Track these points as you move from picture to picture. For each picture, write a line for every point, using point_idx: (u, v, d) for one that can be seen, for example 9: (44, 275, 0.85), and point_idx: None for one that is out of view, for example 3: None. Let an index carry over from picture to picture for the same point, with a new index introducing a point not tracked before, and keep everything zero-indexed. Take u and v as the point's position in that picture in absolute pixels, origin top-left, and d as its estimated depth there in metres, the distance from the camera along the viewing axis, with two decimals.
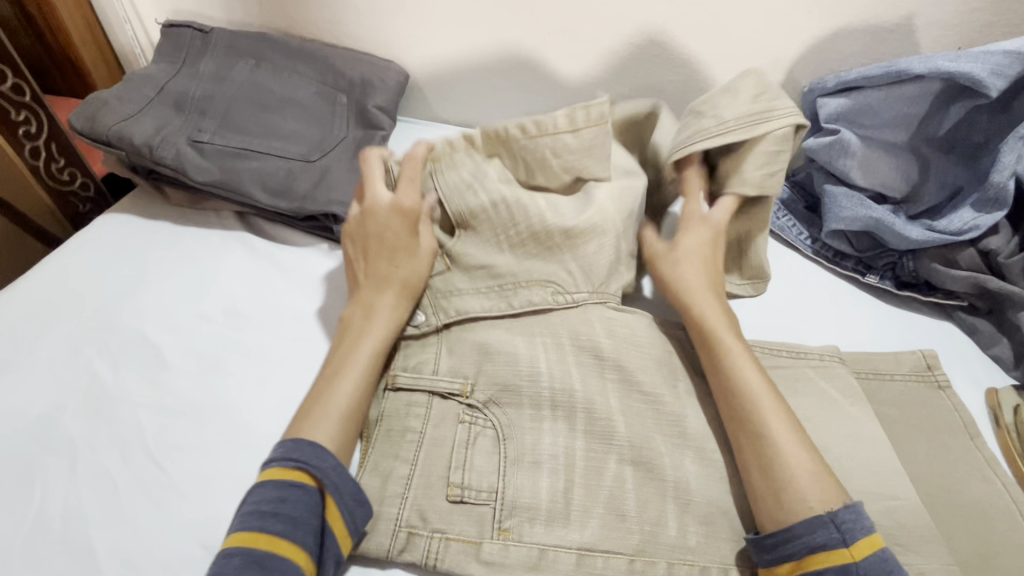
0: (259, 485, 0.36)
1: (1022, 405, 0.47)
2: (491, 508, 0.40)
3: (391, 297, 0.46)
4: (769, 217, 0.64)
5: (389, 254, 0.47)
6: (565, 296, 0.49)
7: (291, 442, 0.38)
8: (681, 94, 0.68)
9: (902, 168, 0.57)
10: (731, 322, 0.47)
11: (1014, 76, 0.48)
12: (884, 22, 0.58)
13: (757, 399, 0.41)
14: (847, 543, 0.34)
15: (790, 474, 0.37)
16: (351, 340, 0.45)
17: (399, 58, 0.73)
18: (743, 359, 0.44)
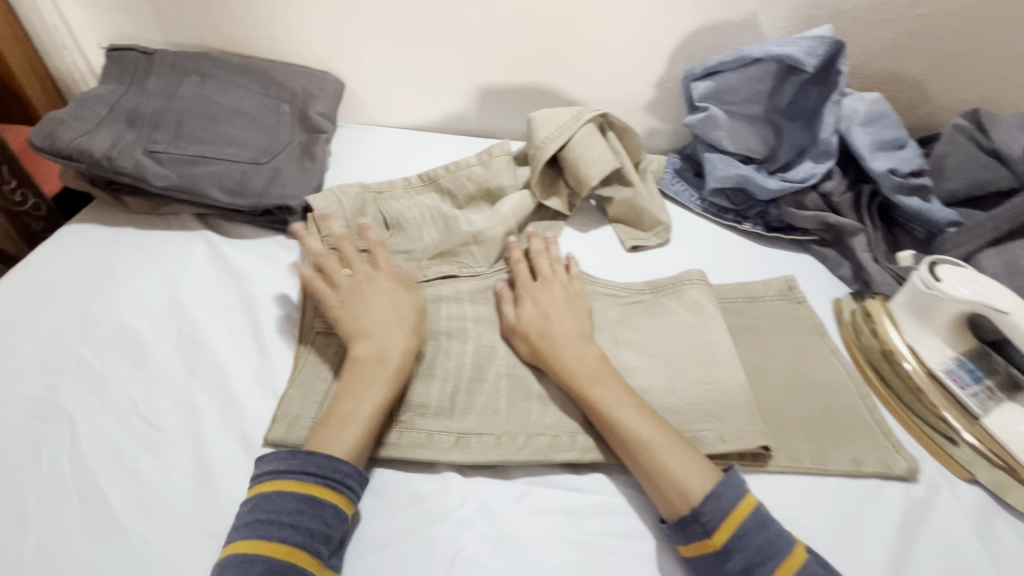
0: (274, 495, 0.42)
1: (856, 307, 0.61)
2: (389, 409, 0.49)
3: (397, 345, 0.51)
4: (665, 185, 0.77)
5: (379, 314, 0.54)
6: (470, 269, 0.64)
7: (304, 456, 0.43)
8: (583, 86, 0.80)
9: (760, 134, 0.71)
10: (586, 363, 0.50)
11: (823, 55, 0.62)
12: (733, 18, 0.71)
13: (638, 433, 0.45)
14: (720, 527, 0.41)
15: (679, 485, 0.43)
16: (363, 384, 0.48)
17: (334, 69, 0.81)
18: (610, 411, 0.47)
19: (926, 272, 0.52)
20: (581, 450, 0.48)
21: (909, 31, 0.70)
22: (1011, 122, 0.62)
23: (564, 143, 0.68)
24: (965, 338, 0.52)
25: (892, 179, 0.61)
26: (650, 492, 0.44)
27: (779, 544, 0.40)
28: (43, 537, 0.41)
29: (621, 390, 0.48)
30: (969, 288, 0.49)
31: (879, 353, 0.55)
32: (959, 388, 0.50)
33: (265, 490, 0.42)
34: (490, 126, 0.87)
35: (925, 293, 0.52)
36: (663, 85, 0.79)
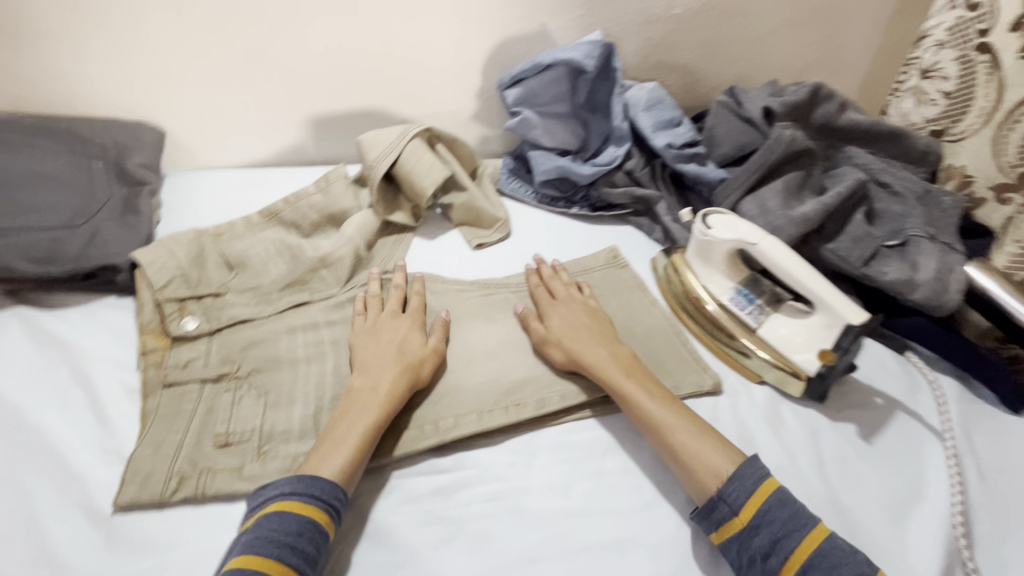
0: (276, 515, 0.42)
1: (666, 261, 0.71)
2: (251, 442, 0.49)
3: (393, 370, 0.52)
4: (503, 185, 0.85)
5: (404, 334, 0.57)
6: (321, 293, 0.65)
7: (308, 479, 0.44)
8: (412, 105, 0.86)
9: (571, 129, 0.80)
10: (616, 356, 0.55)
11: (598, 56, 0.74)
12: (528, 31, 0.81)
13: (666, 421, 0.50)
14: (746, 504, 0.45)
15: (713, 469, 0.47)
16: (355, 408, 0.50)
17: (150, 117, 0.78)
18: (635, 391, 0.52)
19: (701, 224, 0.63)
20: (443, 436, 0.51)
21: (670, 28, 0.84)
22: (755, 94, 0.76)
23: (394, 161, 0.72)
24: (738, 271, 0.65)
25: (670, 151, 0.74)
26: (676, 463, 0.49)
27: (805, 518, 0.44)
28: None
29: (640, 376, 0.54)
30: (731, 231, 0.61)
31: (686, 296, 0.66)
32: (742, 311, 0.62)
33: (268, 510, 0.43)
34: (331, 153, 0.89)
35: (704, 241, 0.63)
36: (484, 95, 0.87)
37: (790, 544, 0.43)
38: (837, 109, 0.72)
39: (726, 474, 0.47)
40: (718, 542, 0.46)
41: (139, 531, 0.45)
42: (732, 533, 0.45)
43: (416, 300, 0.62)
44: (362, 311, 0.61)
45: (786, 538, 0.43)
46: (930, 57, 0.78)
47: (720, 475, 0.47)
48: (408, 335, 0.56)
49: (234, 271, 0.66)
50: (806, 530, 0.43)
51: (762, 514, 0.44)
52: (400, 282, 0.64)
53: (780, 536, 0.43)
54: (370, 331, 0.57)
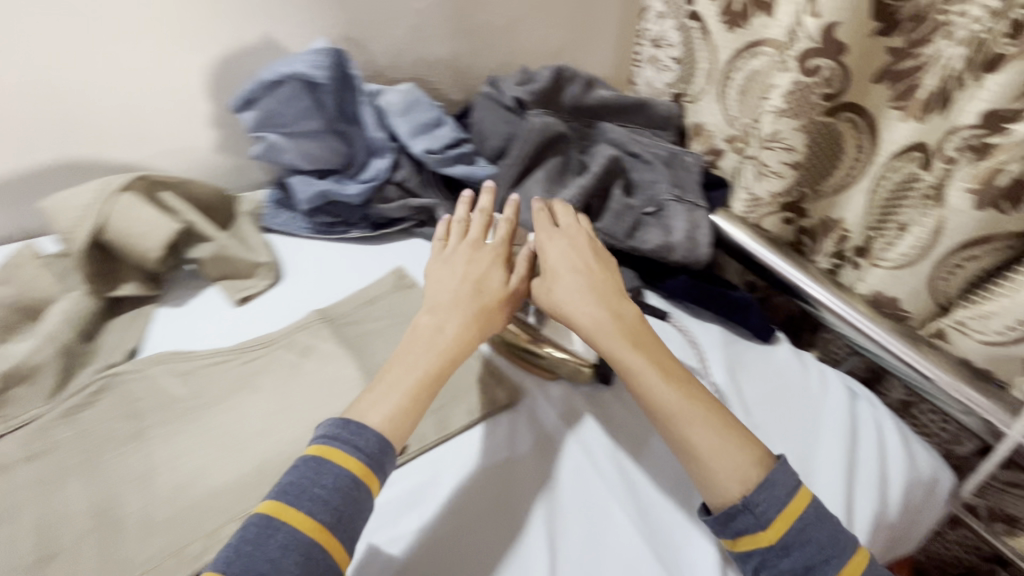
0: (319, 461, 0.43)
1: None
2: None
3: (463, 317, 0.53)
4: (268, 220, 0.74)
5: (491, 270, 0.57)
6: (16, 419, 0.50)
7: (352, 428, 0.45)
8: (127, 146, 0.70)
9: (329, 146, 0.72)
10: (620, 322, 0.53)
11: (329, 64, 0.66)
12: (249, 43, 0.70)
13: (670, 407, 0.48)
14: (776, 520, 0.43)
15: (732, 473, 0.45)
16: (416, 349, 0.51)
17: None
18: (642, 366, 0.50)
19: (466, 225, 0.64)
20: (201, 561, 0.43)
21: (414, 23, 0.79)
22: (507, 83, 0.75)
23: (100, 226, 0.58)
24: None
25: (430, 157, 0.70)
26: (680, 448, 0.48)
27: (843, 542, 0.43)
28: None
29: (648, 345, 0.52)
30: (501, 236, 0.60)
31: None
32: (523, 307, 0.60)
33: (318, 452, 0.44)
34: (29, 223, 0.70)
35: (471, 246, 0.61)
36: (221, 121, 0.75)
37: (825, 571, 0.42)
38: (582, 89, 0.74)
39: (760, 482, 0.44)
40: (733, 549, 0.45)
41: None
42: (748, 547, 0.44)
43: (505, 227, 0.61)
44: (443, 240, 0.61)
45: (820, 561, 0.42)
46: (657, 28, 0.84)
47: (744, 481, 0.45)
48: (489, 272, 0.57)
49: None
50: (838, 560, 0.42)
51: (795, 534, 0.43)
52: (487, 206, 0.63)
53: (814, 559, 0.42)
54: (448, 261, 0.58)
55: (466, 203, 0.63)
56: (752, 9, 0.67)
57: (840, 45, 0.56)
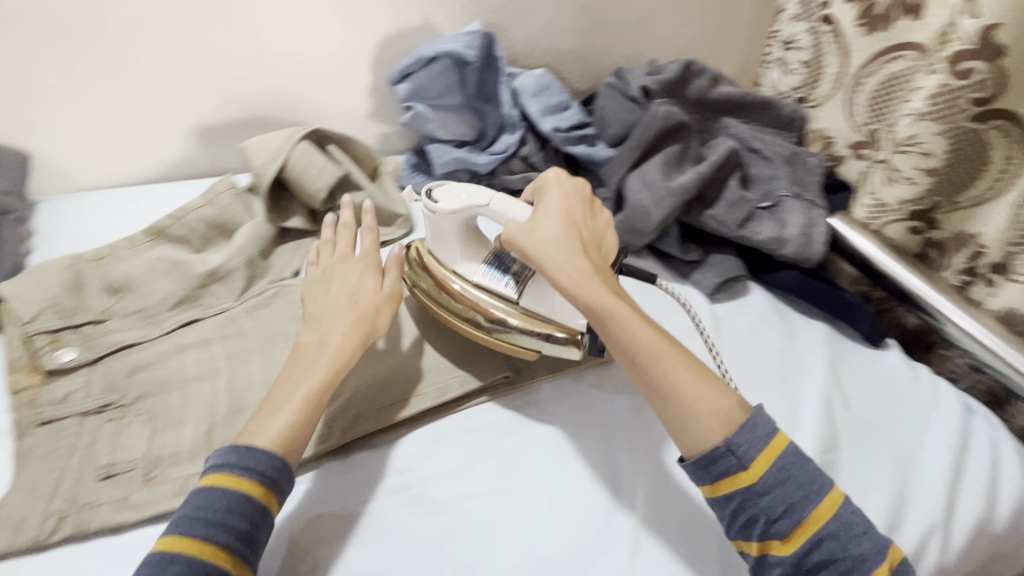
0: (211, 491, 0.43)
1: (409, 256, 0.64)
2: (138, 471, 0.48)
3: (341, 323, 0.54)
4: (405, 181, 0.84)
5: (354, 285, 0.57)
6: (213, 308, 0.62)
7: (243, 450, 0.45)
8: (302, 107, 0.84)
9: (465, 120, 0.81)
10: (603, 278, 0.52)
11: (479, 46, 0.75)
12: (411, 25, 0.81)
13: (652, 360, 0.48)
14: (756, 458, 0.44)
15: (713, 415, 0.46)
16: (303, 362, 0.51)
17: (9, 139, 0.73)
18: (630, 317, 0.49)
19: (427, 199, 0.59)
20: None
21: (552, 14, 0.86)
22: (636, 75, 0.80)
23: (281, 165, 0.70)
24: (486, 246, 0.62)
25: (557, 134, 0.76)
26: (667, 401, 0.47)
27: (820, 483, 0.44)
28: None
29: (626, 297, 0.51)
30: (458, 200, 0.58)
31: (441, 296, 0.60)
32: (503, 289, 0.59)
33: (207, 484, 0.44)
34: (224, 164, 0.86)
35: (430, 217, 0.59)
36: (377, 92, 0.86)
37: (803, 510, 0.43)
38: (709, 83, 0.77)
39: (741, 424, 0.45)
40: (711, 495, 0.46)
41: None
42: (726, 490, 0.45)
43: (345, 245, 0.61)
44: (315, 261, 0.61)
45: (802, 501, 0.44)
46: (789, 30, 0.85)
47: (729, 423, 0.45)
48: (357, 281, 0.57)
49: (117, 295, 0.63)
50: (813, 500, 0.44)
51: (775, 474, 0.44)
52: (350, 221, 0.63)
53: (796, 500, 0.44)
54: (322, 277, 0.58)
55: (330, 225, 0.64)
56: (892, 12, 0.67)
57: (999, 47, 0.54)
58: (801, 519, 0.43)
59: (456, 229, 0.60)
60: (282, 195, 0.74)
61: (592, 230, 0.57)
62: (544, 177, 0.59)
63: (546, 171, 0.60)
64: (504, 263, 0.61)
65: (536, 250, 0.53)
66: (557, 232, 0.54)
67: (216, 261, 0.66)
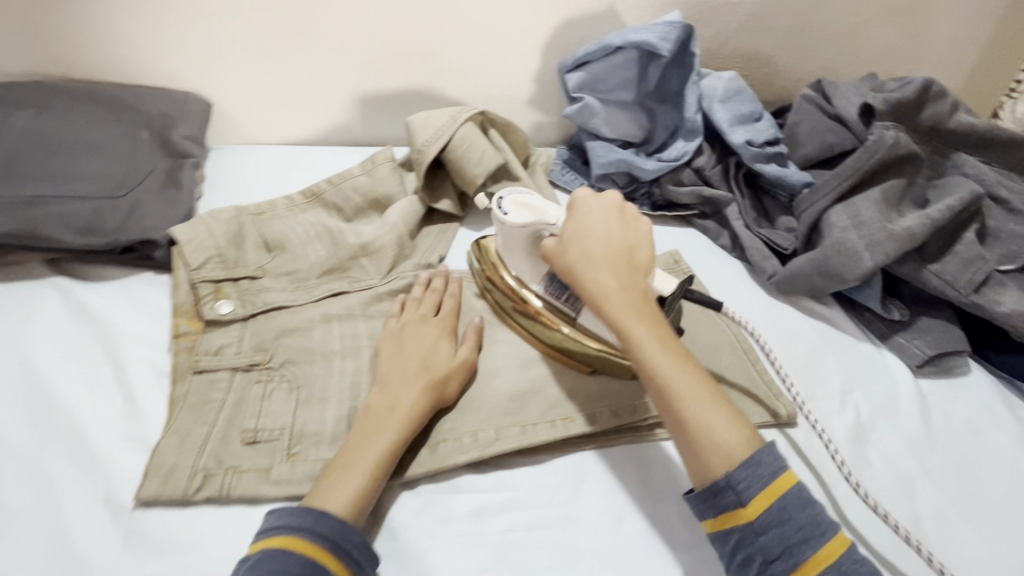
0: (280, 555, 0.37)
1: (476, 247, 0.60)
2: (280, 443, 0.46)
3: (414, 387, 0.47)
4: (555, 176, 0.79)
5: (431, 347, 0.50)
6: (360, 283, 0.61)
7: (316, 514, 0.39)
8: (465, 86, 0.81)
9: (635, 119, 0.74)
10: (626, 288, 0.46)
11: (675, 39, 0.67)
12: (595, 10, 0.74)
13: (667, 382, 0.42)
14: (755, 498, 0.38)
15: (721, 447, 0.40)
16: (372, 430, 0.44)
17: (198, 89, 0.77)
18: (649, 335, 0.44)
19: (497, 209, 0.53)
20: (485, 440, 0.46)
21: (753, 11, 0.76)
22: (849, 89, 0.68)
23: (444, 145, 0.67)
24: None
25: (750, 148, 0.67)
26: (678, 432, 0.42)
27: (824, 527, 0.38)
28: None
29: (651, 314, 0.45)
30: (528, 213, 0.51)
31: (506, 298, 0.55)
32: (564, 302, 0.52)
33: (270, 548, 0.37)
34: (378, 136, 0.85)
35: (502, 229, 0.53)
36: (541, 79, 0.81)
37: (800, 555, 0.37)
38: (948, 110, 0.63)
39: (743, 459, 0.39)
40: (712, 528, 0.41)
41: (158, 530, 0.41)
42: (725, 526, 0.40)
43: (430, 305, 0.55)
44: (396, 316, 0.54)
45: (800, 543, 0.38)
46: None
47: (731, 458, 0.40)
48: (435, 344, 0.50)
49: (273, 253, 0.63)
50: (811, 546, 0.38)
51: (776, 514, 0.38)
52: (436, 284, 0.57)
53: (794, 542, 0.38)
54: (397, 335, 0.52)
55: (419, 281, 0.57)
56: None
57: None
58: (799, 564, 0.37)
59: (528, 246, 0.53)
60: (436, 175, 0.71)
61: (630, 235, 0.49)
62: (576, 196, 0.51)
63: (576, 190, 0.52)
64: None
65: (567, 257, 0.48)
66: (593, 242, 0.48)
67: (368, 235, 0.64)
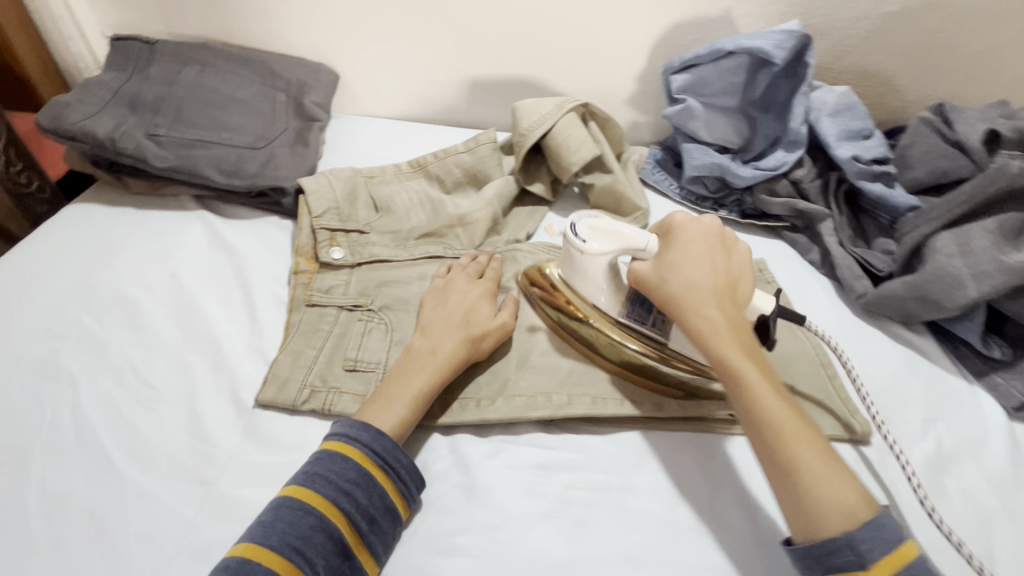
0: (338, 458, 0.43)
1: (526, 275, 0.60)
2: (375, 373, 0.52)
3: (453, 339, 0.51)
4: (646, 174, 0.80)
5: (470, 307, 0.54)
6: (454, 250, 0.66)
7: (370, 432, 0.44)
8: (569, 79, 0.84)
9: (735, 125, 0.74)
10: (734, 327, 0.45)
11: (791, 48, 0.66)
12: (710, 15, 0.75)
13: (781, 427, 0.40)
14: (881, 560, 0.36)
15: (842, 503, 0.38)
16: (412, 369, 0.49)
17: (329, 60, 0.85)
18: (758, 374, 0.43)
19: (574, 239, 0.53)
20: (556, 403, 0.50)
21: (876, 28, 0.74)
22: (972, 115, 0.65)
23: (546, 132, 0.70)
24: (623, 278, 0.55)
25: (856, 164, 0.65)
26: (787, 480, 0.39)
27: None
28: (43, 496, 0.43)
29: (760, 358, 0.44)
30: (612, 242, 0.52)
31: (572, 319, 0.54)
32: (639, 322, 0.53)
33: (332, 450, 0.43)
34: (480, 119, 0.90)
35: (580, 256, 0.53)
36: (645, 79, 0.83)
37: None
38: None
39: (867, 519, 0.37)
40: None
41: (272, 429, 0.48)
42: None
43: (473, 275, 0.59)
44: (443, 278, 0.59)
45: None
46: None
47: (856, 517, 0.37)
48: (475, 304, 0.55)
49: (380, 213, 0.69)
50: None
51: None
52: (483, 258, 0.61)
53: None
54: (441, 292, 0.56)
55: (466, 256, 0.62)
56: None
57: None
58: None
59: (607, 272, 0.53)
60: (533, 159, 0.75)
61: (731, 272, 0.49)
62: (672, 218, 0.51)
63: (670, 213, 0.52)
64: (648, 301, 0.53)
65: (668, 282, 0.48)
66: (698, 276, 0.47)
67: (465, 207, 0.69)
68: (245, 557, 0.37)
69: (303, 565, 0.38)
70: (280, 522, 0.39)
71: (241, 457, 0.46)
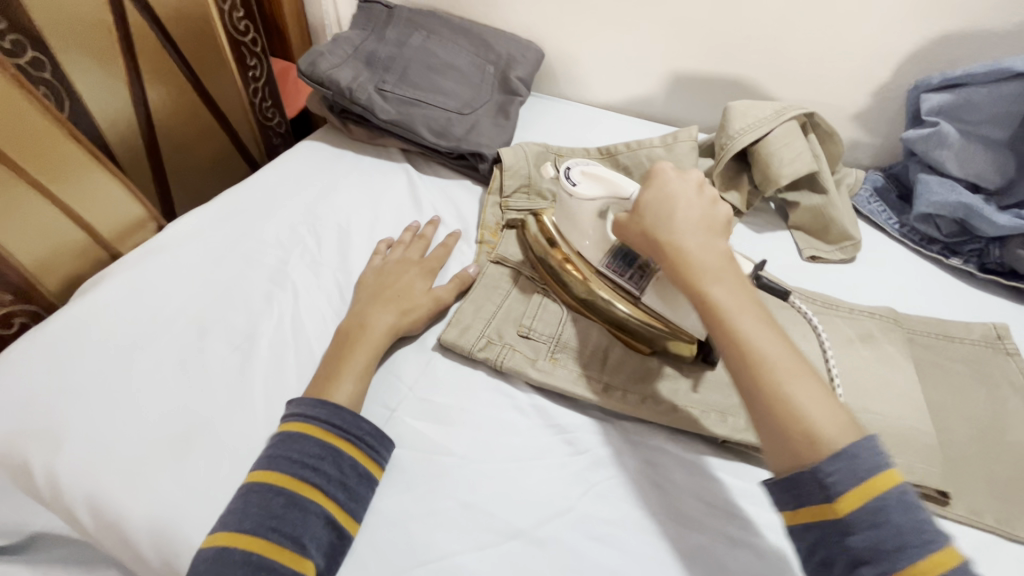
0: (299, 437, 0.43)
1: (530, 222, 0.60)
2: (546, 344, 0.53)
3: (389, 314, 0.53)
4: (860, 202, 0.71)
5: (410, 285, 0.56)
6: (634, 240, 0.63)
7: (330, 407, 0.45)
8: (788, 86, 0.77)
9: (999, 162, 0.62)
10: (716, 256, 0.44)
11: None
12: (995, 28, 0.64)
13: (764, 357, 0.38)
14: (849, 493, 0.34)
15: (810, 433, 0.36)
16: (349, 347, 0.50)
17: (538, 39, 0.87)
18: (731, 301, 0.41)
19: (563, 182, 0.55)
20: (732, 424, 0.47)
21: None
22: None
23: (760, 137, 0.65)
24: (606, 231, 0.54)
25: None
26: (762, 405, 0.38)
27: (930, 535, 0.33)
28: (267, 383, 0.50)
29: (740, 285, 0.42)
30: (597, 185, 0.53)
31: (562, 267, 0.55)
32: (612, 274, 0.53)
33: (291, 430, 0.43)
34: (671, 116, 0.87)
35: (568, 200, 0.54)
36: (883, 94, 0.73)
37: (896, 561, 0.32)
38: None
39: (833, 450, 0.35)
40: (790, 523, 0.37)
41: (449, 375, 0.51)
42: (805, 520, 0.36)
43: (416, 254, 0.61)
44: (382, 254, 0.61)
45: (895, 551, 0.33)
46: None
47: (822, 447, 0.36)
48: (412, 281, 0.57)
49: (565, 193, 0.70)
50: (924, 551, 0.32)
51: (867, 513, 0.34)
52: (428, 235, 0.64)
53: (888, 545, 0.33)
54: (393, 268, 0.58)
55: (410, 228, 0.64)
56: None
57: None
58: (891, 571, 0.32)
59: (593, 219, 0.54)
60: (736, 165, 0.69)
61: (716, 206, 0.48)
62: (656, 168, 0.50)
63: (658, 162, 0.51)
64: (630, 254, 0.53)
65: (646, 223, 0.47)
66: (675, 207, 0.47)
67: None
68: (220, 545, 0.37)
69: (284, 540, 0.38)
70: (252, 505, 0.39)
71: (420, 394, 0.50)
